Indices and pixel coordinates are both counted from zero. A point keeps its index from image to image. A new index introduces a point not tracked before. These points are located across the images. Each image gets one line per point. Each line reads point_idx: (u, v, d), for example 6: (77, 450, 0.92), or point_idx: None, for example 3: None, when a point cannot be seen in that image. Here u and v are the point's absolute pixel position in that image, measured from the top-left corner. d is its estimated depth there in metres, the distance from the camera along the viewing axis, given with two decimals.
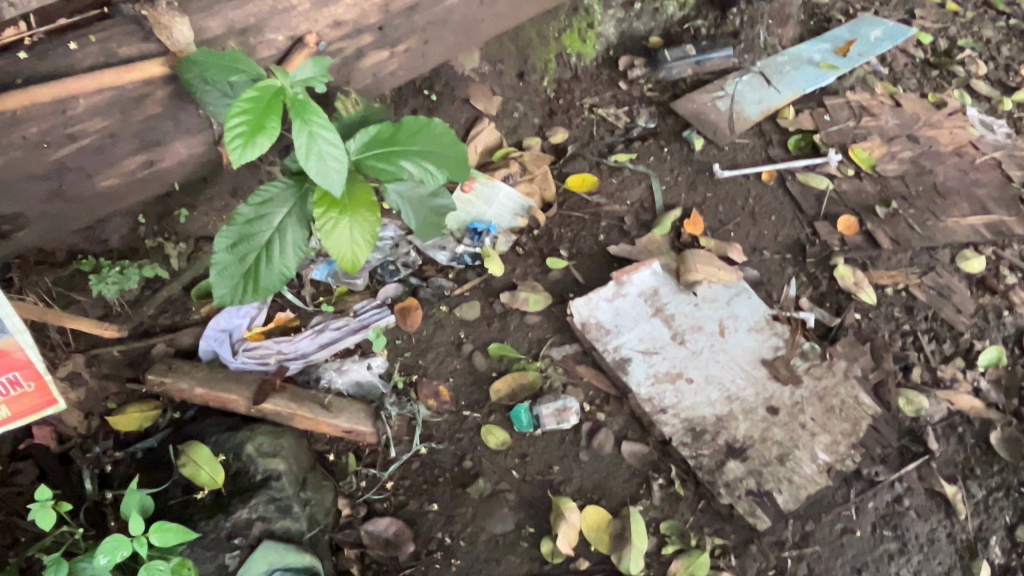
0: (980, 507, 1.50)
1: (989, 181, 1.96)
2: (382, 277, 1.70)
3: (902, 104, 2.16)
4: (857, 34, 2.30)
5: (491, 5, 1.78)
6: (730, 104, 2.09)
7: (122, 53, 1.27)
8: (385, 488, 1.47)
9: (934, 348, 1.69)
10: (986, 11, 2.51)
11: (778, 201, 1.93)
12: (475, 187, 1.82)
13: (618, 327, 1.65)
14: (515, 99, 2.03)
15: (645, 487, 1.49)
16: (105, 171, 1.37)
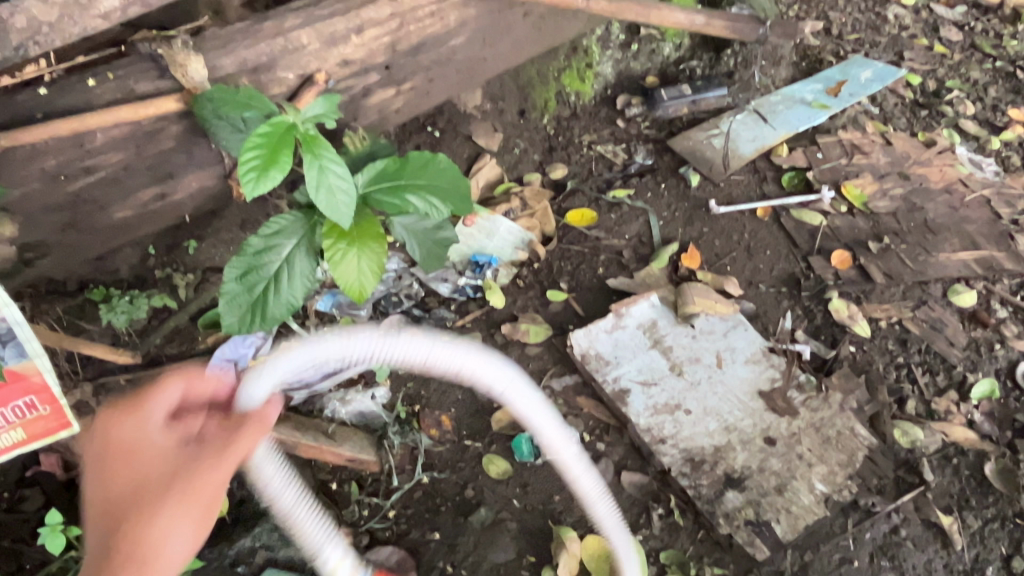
0: (976, 538, 1.51)
1: (979, 218, 2.01)
2: (385, 309, 1.73)
3: (893, 143, 2.21)
4: (847, 75, 2.37)
5: (495, 45, 1.83)
6: (725, 142, 2.14)
7: (139, 89, 1.31)
8: (386, 518, 1.47)
9: (928, 381, 1.72)
10: (973, 53, 2.59)
11: (773, 236, 1.97)
12: (476, 222, 1.87)
13: (617, 358, 1.67)
14: (516, 136, 2.09)
15: (645, 517, 1.51)
16: (120, 204, 1.41)
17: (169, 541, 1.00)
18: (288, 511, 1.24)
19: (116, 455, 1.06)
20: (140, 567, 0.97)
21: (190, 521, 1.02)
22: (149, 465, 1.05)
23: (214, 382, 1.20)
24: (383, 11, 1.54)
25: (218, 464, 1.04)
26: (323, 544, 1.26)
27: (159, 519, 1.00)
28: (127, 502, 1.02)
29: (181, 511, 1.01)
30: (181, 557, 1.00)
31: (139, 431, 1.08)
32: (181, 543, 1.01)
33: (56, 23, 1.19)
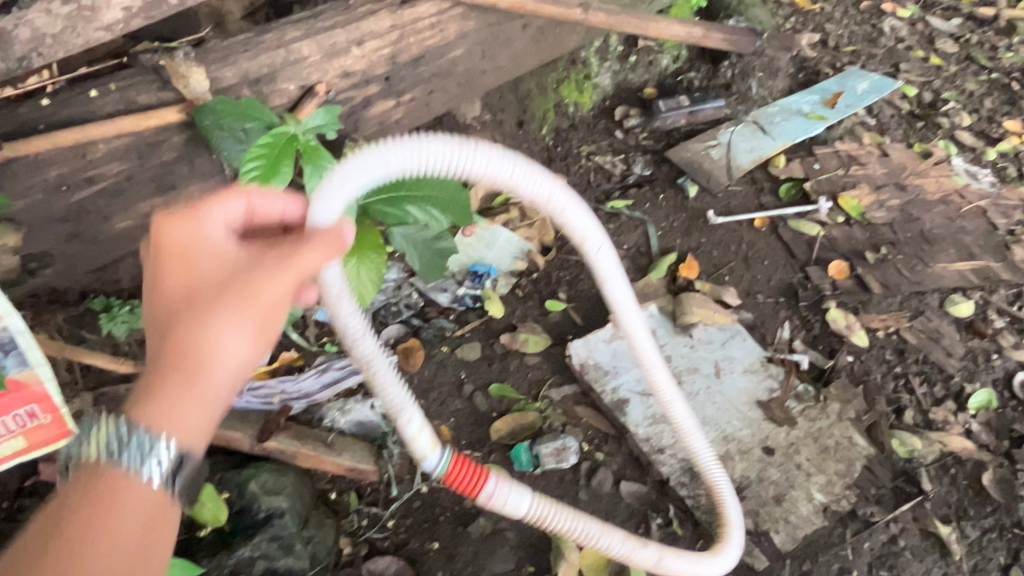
0: (974, 547, 1.51)
1: (975, 229, 2.02)
2: (384, 318, 1.74)
3: (890, 154, 2.23)
4: (844, 86, 2.39)
5: (494, 58, 1.84)
6: (724, 153, 2.15)
7: (141, 100, 1.32)
8: (386, 527, 1.48)
9: (926, 391, 1.73)
10: (969, 65, 2.61)
11: (771, 246, 1.98)
12: (475, 231, 1.84)
13: (616, 368, 1.67)
14: (515, 147, 2.10)
15: (644, 526, 1.51)
16: (121, 214, 1.41)
17: (222, 351, 0.86)
18: (368, 360, 1.14)
19: (171, 252, 0.93)
20: (192, 375, 0.85)
21: (249, 331, 0.87)
22: (209, 266, 0.92)
23: (276, 199, 1.02)
24: (383, 23, 1.56)
25: (290, 268, 0.89)
26: (407, 408, 1.19)
27: (211, 316, 0.86)
28: (175, 304, 0.89)
29: (236, 319, 0.86)
30: (240, 370, 0.89)
31: (198, 229, 0.94)
32: (236, 355, 0.87)
33: (60, 35, 1.20)
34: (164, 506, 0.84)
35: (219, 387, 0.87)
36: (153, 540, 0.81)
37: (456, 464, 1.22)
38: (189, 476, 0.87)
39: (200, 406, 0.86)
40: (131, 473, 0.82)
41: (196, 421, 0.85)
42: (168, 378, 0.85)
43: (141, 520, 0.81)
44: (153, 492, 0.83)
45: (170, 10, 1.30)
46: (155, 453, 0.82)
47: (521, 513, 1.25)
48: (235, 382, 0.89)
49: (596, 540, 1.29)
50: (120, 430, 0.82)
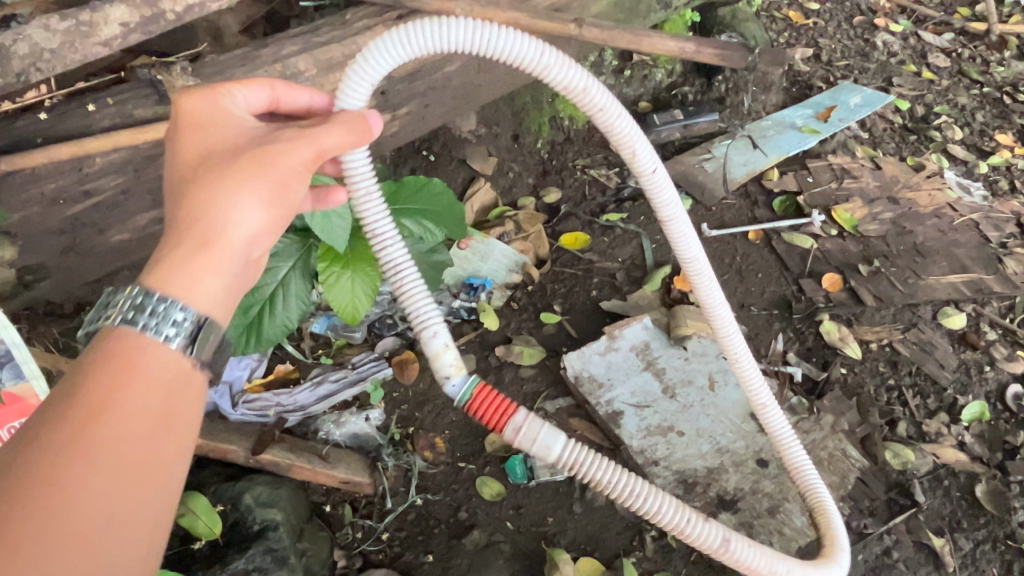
0: (968, 559, 1.52)
1: (968, 241, 2.03)
2: (379, 331, 1.73)
3: (883, 167, 2.24)
4: (837, 100, 2.41)
5: (489, 72, 1.86)
6: (717, 167, 2.17)
7: (138, 113, 1.32)
8: (380, 540, 1.48)
9: (919, 403, 1.73)
10: (960, 79, 2.63)
11: (764, 259, 2.00)
12: (471, 244, 1.87)
13: (610, 380, 1.69)
14: (510, 160, 2.12)
15: (638, 539, 1.50)
16: (117, 227, 1.42)
17: (236, 217, 0.87)
18: (394, 265, 1.20)
19: (189, 127, 0.95)
20: (206, 239, 0.85)
21: (265, 200, 0.89)
22: (228, 141, 0.94)
23: (301, 94, 1.10)
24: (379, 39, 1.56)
25: (306, 143, 0.92)
26: (437, 332, 1.20)
27: (226, 180, 0.88)
28: (193, 172, 0.90)
29: (252, 183, 0.88)
30: (256, 241, 0.90)
31: (219, 110, 0.97)
32: (252, 222, 0.88)
33: (58, 50, 1.21)
34: (186, 373, 0.82)
35: (232, 255, 0.87)
36: (178, 409, 0.79)
37: (479, 393, 1.21)
38: (212, 348, 0.86)
39: (214, 270, 0.86)
40: (153, 339, 0.81)
41: (211, 284, 0.85)
42: (183, 237, 0.85)
43: (163, 386, 0.79)
44: (176, 357, 0.82)
45: (167, 25, 1.31)
46: (172, 317, 0.81)
47: (553, 453, 1.21)
48: (250, 253, 0.90)
49: (640, 500, 1.25)
50: (136, 295, 0.81)
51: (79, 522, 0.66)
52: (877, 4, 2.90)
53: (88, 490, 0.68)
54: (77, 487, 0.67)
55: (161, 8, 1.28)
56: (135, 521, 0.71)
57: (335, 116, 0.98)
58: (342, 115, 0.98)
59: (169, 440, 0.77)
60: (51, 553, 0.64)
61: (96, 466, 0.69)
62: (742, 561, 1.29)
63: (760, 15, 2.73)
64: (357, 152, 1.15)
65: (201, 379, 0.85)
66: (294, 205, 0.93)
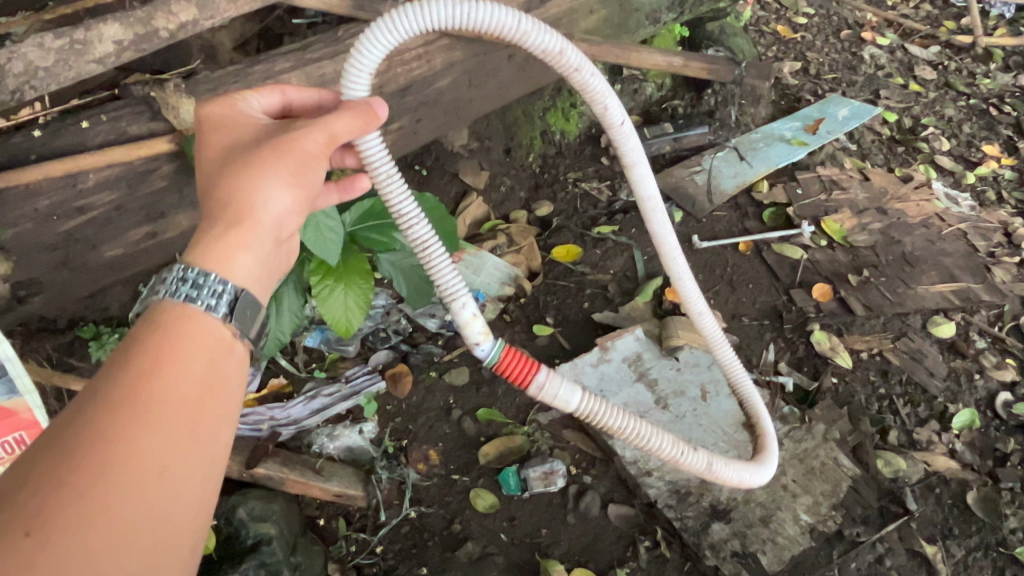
0: (960, 566, 1.52)
1: (956, 251, 2.06)
2: (373, 344, 1.75)
3: (871, 179, 2.27)
4: (825, 113, 2.44)
5: (480, 87, 1.88)
6: (708, 179, 2.19)
7: (132, 130, 1.34)
8: (374, 553, 1.47)
9: (909, 411, 1.74)
10: (948, 91, 2.66)
11: (755, 270, 2.01)
12: (464, 258, 1.87)
13: (603, 391, 1.69)
14: (502, 174, 2.14)
15: (632, 549, 1.51)
16: (111, 243, 1.43)
17: (263, 196, 0.92)
18: (422, 244, 1.24)
19: (213, 130, 1.02)
20: (237, 219, 0.90)
21: (288, 179, 0.93)
22: (250, 137, 1.00)
23: (312, 93, 1.13)
24: None
25: (318, 126, 0.96)
26: (467, 303, 1.28)
27: (252, 164, 0.93)
28: (220, 164, 0.97)
29: (273, 166, 0.93)
30: (285, 217, 0.94)
31: (238, 114, 1.04)
32: (280, 200, 0.93)
33: (52, 67, 1.22)
34: (228, 344, 0.84)
35: (263, 234, 0.92)
36: (223, 378, 0.81)
37: (506, 356, 1.31)
38: (252, 320, 0.88)
39: (246, 245, 0.90)
40: (199, 310, 0.83)
41: (246, 259, 0.90)
42: (217, 219, 0.90)
43: (209, 356, 0.81)
44: (218, 327, 0.84)
45: (161, 43, 1.33)
46: (214, 288, 0.84)
47: (571, 406, 1.34)
48: (280, 231, 0.94)
49: (645, 440, 1.36)
50: (184, 271, 0.83)
51: (137, 473, 0.67)
52: (864, 18, 2.94)
53: (142, 447, 0.68)
54: (132, 443, 0.68)
55: (154, 25, 1.30)
56: (191, 482, 0.71)
57: (342, 106, 1.03)
58: (346, 105, 1.02)
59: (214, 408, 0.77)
60: (108, 502, 0.64)
61: (157, 420, 0.71)
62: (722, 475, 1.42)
63: (748, 29, 2.76)
64: (371, 136, 1.15)
65: (242, 351, 0.86)
66: (316, 184, 0.98)
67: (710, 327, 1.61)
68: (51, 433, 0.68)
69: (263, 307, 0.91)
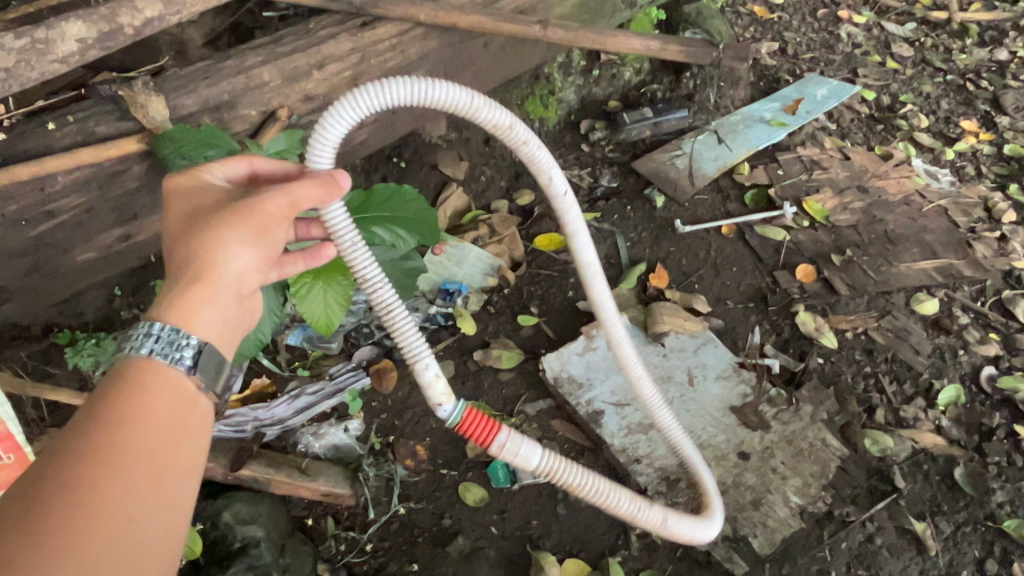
0: (950, 542, 1.52)
1: (937, 228, 2.06)
2: (356, 340, 1.73)
3: (851, 157, 2.27)
4: (803, 93, 2.43)
5: (456, 76, 1.85)
6: (688, 162, 2.18)
7: (100, 130, 1.31)
8: (364, 551, 1.46)
9: (895, 389, 1.75)
10: (925, 68, 2.66)
11: (738, 252, 2.01)
12: (445, 250, 1.86)
13: (590, 380, 1.68)
14: (482, 164, 2.11)
15: (624, 538, 1.50)
16: (83, 246, 1.40)
17: (223, 259, 0.88)
18: (385, 307, 1.23)
19: (174, 195, 0.98)
20: (196, 273, 0.87)
21: (249, 240, 0.90)
22: (214, 200, 0.98)
23: (279, 164, 1.09)
24: (343, 47, 1.56)
25: (279, 190, 0.94)
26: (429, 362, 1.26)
27: (215, 222, 0.90)
28: (181, 227, 0.93)
29: (233, 227, 0.89)
30: (246, 278, 0.91)
31: (203, 176, 1.02)
32: (241, 262, 0.90)
33: (13, 68, 1.19)
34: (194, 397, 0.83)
35: (224, 293, 0.89)
36: (192, 428, 0.80)
37: (467, 416, 1.28)
38: (214, 378, 0.87)
39: (207, 302, 0.87)
40: (163, 362, 0.81)
41: (205, 316, 0.86)
42: (176, 277, 0.88)
43: (179, 404, 0.80)
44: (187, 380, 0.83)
45: (126, 41, 1.30)
46: (178, 344, 0.83)
47: (531, 464, 1.30)
48: (241, 289, 0.91)
49: (603, 496, 1.32)
50: (151, 326, 0.82)
51: (107, 509, 0.66)
52: None
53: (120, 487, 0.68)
54: (109, 485, 0.68)
55: (119, 22, 1.26)
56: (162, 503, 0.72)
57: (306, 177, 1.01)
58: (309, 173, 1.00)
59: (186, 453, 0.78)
60: (80, 536, 0.63)
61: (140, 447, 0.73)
62: (677, 533, 1.36)
63: (725, 11, 2.75)
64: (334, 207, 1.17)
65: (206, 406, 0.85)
66: (279, 246, 0.95)
67: (648, 391, 1.48)
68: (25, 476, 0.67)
69: (227, 362, 0.90)
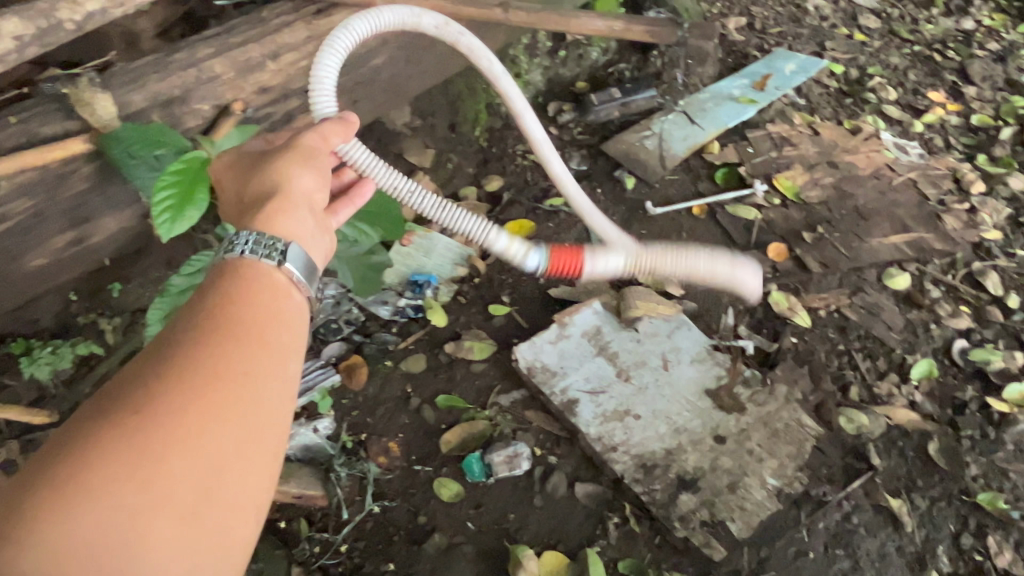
0: (925, 518, 1.52)
1: (907, 202, 2.07)
2: (325, 337, 1.69)
3: (821, 133, 2.26)
4: (772, 68, 2.41)
5: (418, 62, 1.81)
6: (658, 143, 2.15)
7: (45, 131, 1.26)
8: (339, 553, 1.43)
9: (869, 365, 1.75)
10: (892, 39, 2.65)
11: (710, 233, 2.00)
12: (413, 240, 1.84)
13: (564, 368, 1.66)
14: (448, 151, 2.07)
15: (601, 527, 1.49)
16: (33, 252, 1.35)
17: (291, 180, 1.05)
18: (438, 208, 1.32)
19: (231, 181, 1.17)
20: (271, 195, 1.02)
21: (303, 165, 1.07)
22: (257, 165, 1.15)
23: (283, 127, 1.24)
24: (298, 35, 1.51)
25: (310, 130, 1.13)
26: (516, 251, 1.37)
27: (272, 165, 1.07)
28: (243, 190, 1.11)
29: (288, 161, 1.07)
30: (313, 194, 1.06)
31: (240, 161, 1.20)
32: (307, 181, 1.06)
33: None
34: (285, 289, 0.91)
35: (298, 204, 1.03)
36: (284, 325, 0.86)
37: (555, 255, 1.35)
38: (310, 273, 0.96)
39: (287, 209, 1.01)
40: (260, 256, 0.91)
41: (289, 220, 0.99)
42: (259, 205, 1.03)
43: (265, 302, 0.86)
44: (278, 273, 0.91)
45: (67, 36, 1.24)
46: (271, 243, 0.92)
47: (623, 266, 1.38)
48: (312, 205, 1.06)
49: (680, 256, 1.38)
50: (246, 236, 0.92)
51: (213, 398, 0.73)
52: None
53: (185, 431, 0.70)
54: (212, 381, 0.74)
55: (58, 17, 1.21)
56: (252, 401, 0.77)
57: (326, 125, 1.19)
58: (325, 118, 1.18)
59: (255, 379, 0.78)
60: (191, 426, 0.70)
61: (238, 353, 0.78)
62: (743, 281, 1.43)
63: None
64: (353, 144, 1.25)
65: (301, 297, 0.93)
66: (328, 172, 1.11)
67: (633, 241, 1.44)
68: (42, 461, 0.67)
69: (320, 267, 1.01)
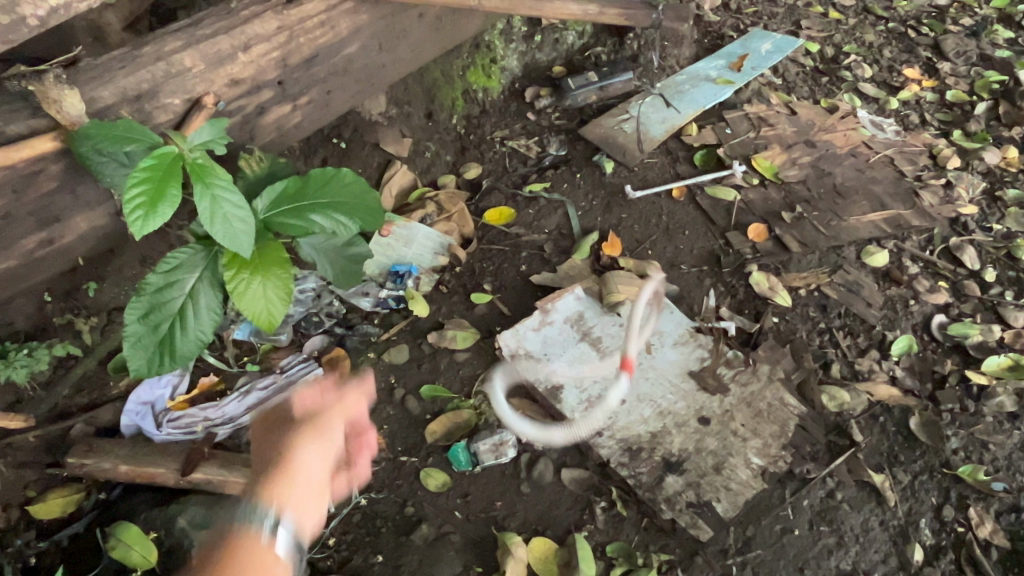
0: (908, 492, 1.54)
1: (884, 179, 2.08)
2: (306, 331, 1.69)
3: (797, 112, 2.26)
4: (748, 48, 2.40)
5: (391, 51, 1.79)
6: (636, 126, 2.15)
7: (10, 129, 1.23)
8: (327, 546, 1.43)
9: (850, 343, 1.76)
10: (867, 17, 2.66)
11: (690, 215, 2.00)
12: (393, 231, 1.84)
13: (547, 355, 1.67)
14: (426, 139, 2.05)
15: (589, 512, 1.49)
16: (3, 254, 1.32)
17: (297, 454, 1.12)
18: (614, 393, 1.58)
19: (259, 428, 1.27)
20: (278, 477, 1.09)
21: (314, 440, 1.15)
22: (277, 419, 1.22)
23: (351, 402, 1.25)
24: (269, 25, 1.49)
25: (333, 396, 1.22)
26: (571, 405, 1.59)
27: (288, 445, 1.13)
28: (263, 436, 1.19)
29: (302, 439, 1.15)
30: (315, 474, 1.12)
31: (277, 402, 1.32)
32: (313, 467, 1.13)
33: None
34: (272, 565, 1.00)
35: (303, 466, 1.12)
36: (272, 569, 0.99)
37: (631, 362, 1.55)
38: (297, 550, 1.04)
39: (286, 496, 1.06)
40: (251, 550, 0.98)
41: (284, 489, 1.07)
42: (262, 473, 1.11)
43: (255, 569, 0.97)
44: (267, 544, 1.01)
45: (31, 32, 1.21)
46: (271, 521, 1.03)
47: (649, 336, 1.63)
48: (318, 488, 1.12)
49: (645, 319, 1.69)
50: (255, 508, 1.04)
51: None
52: None
53: None
54: None
55: (21, 12, 1.18)
56: None
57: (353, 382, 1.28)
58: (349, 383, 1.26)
59: None
60: None
61: None
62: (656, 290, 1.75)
63: None
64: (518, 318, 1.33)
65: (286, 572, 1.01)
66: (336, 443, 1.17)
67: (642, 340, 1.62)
68: None
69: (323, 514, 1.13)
